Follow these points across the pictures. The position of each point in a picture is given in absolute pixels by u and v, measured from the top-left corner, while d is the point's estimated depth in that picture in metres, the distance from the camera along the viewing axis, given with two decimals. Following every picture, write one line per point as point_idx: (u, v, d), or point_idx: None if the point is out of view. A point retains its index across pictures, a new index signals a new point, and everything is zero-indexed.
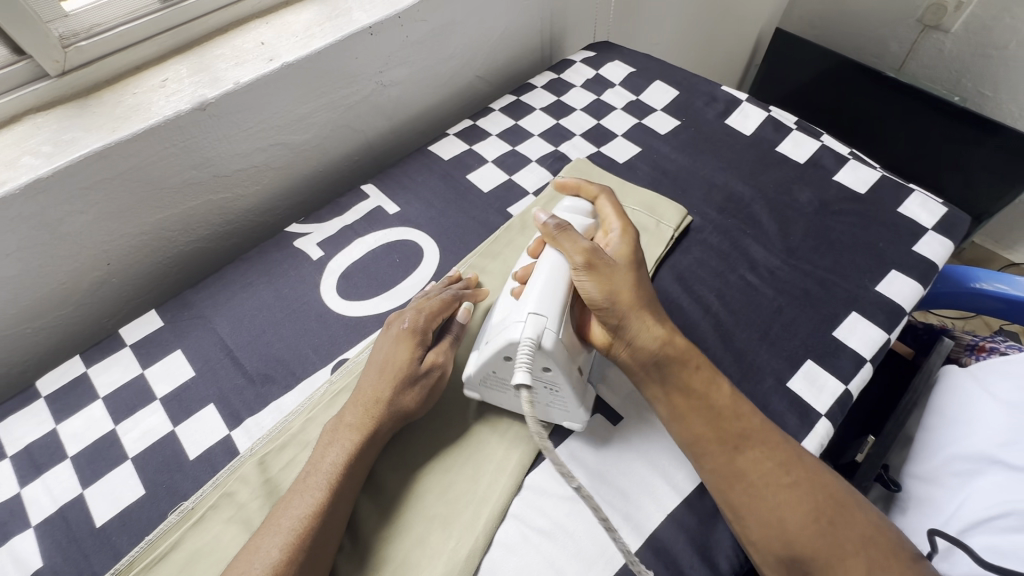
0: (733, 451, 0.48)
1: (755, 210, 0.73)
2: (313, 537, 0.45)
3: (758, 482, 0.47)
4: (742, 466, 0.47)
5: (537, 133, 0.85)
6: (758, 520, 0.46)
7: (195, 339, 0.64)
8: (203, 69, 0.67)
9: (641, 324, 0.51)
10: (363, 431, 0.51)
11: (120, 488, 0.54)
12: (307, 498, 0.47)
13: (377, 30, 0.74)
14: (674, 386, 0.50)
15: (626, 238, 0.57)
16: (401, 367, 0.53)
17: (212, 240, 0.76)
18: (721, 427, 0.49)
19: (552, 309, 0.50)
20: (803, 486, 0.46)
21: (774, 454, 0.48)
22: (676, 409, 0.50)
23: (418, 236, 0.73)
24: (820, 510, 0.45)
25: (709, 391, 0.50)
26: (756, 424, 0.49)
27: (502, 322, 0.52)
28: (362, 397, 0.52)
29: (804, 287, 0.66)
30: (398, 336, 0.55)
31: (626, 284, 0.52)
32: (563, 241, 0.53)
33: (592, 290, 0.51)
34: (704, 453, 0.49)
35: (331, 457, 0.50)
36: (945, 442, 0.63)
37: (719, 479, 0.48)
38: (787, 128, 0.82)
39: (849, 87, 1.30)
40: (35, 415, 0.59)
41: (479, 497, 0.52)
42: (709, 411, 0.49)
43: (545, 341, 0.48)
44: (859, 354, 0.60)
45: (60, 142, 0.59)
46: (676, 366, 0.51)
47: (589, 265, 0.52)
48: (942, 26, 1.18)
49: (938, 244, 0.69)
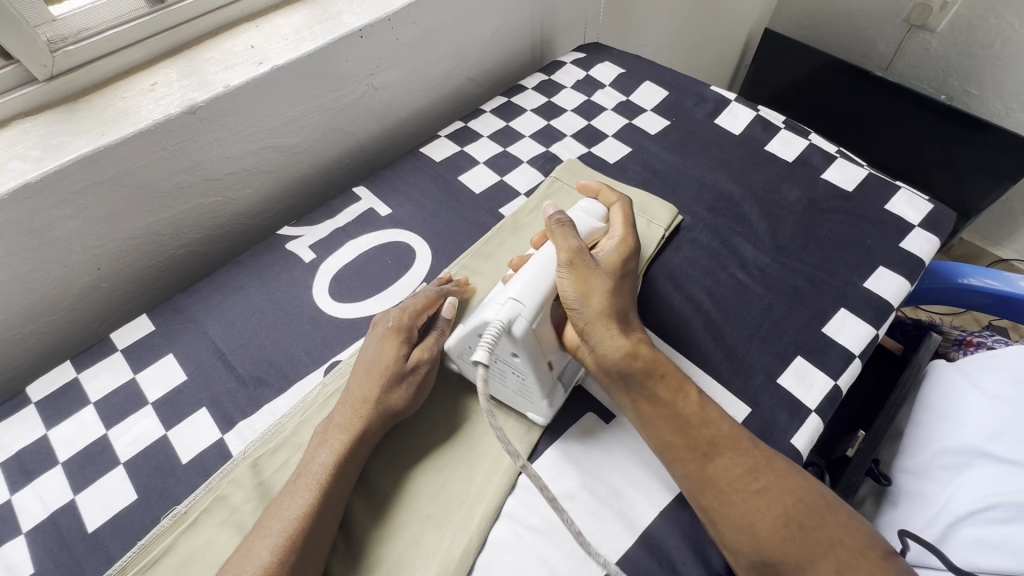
0: (702, 457, 0.47)
1: (745, 209, 0.74)
2: (304, 538, 0.45)
3: (727, 489, 0.46)
4: (712, 473, 0.47)
5: (528, 134, 0.85)
6: (728, 527, 0.45)
7: (186, 343, 0.63)
8: (193, 73, 0.67)
9: (606, 333, 0.52)
10: (351, 430, 0.51)
11: (112, 493, 0.53)
12: (299, 500, 0.47)
13: (367, 33, 0.74)
14: (640, 393, 0.50)
15: (621, 247, 0.58)
16: (387, 365, 0.54)
17: (203, 244, 0.76)
18: (688, 433, 0.48)
19: (531, 299, 0.50)
20: (772, 491, 0.46)
21: (743, 459, 0.47)
22: (642, 414, 0.50)
23: (410, 237, 0.73)
24: (790, 514, 0.44)
25: (676, 400, 0.50)
26: (726, 431, 0.49)
27: (486, 303, 0.53)
28: (349, 397, 0.53)
29: (793, 284, 0.66)
30: (382, 334, 0.56)
31: (604, 289, 0.53)
32: (558, 237, 0.54)
33: (569, 288, 0.52)
34: (672, 459, 0.48)
35: (322, 458, 0.50)
36: (934, 436, 0.64)
37: (689, 486, 0.47)
38: (776, 128, 0.83)
39: (837, 86, 1.32)
40: (26, 421, 0.58)
41: (472, 496, 0.52)
42: (676, 419, 0.49)
43: (515, 326, 0.48)
44: (847, 350, 0.61)
45: (49, 146, 0.59)
46: (642, 375, 0.51)
47: (571, 264, 0.53)
48: (928, 26, 1.19)
49: (924, 240, 0.69)
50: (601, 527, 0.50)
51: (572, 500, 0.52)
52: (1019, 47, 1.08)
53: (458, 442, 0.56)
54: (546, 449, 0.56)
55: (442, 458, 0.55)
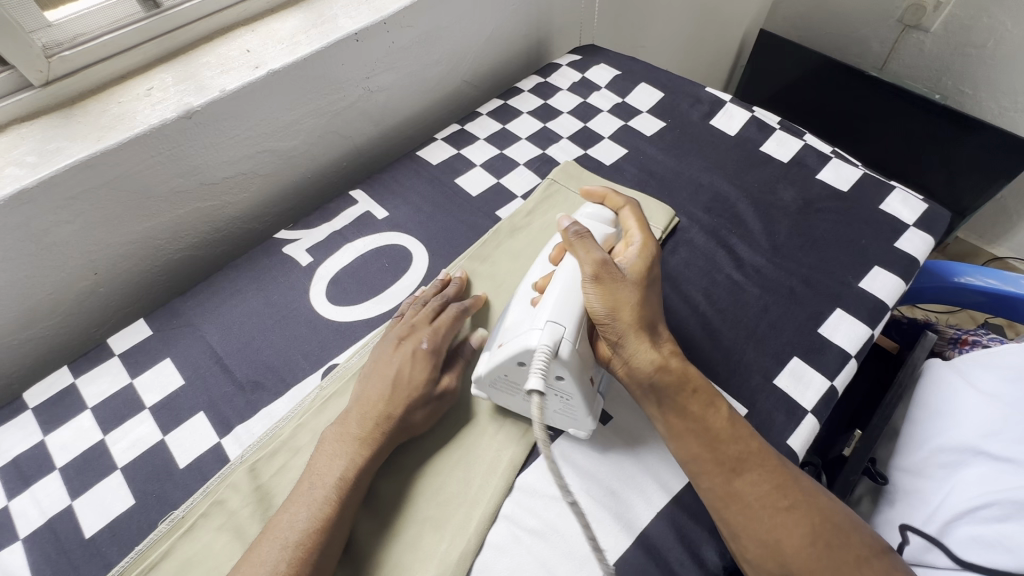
0: (730, 474, 0.47)
1: (741, 209, 0.74)
2: (319, 548, 0.46)
3: (755, 505, 0.46)
4: (739, 488, 0.47)
5: (524, 136, 0.85)
6: (754, 542, 0.46)
7: (184, 347, 0.63)
8: (189, 78, 0.67)
9: (637, 347, 0.50)
10: (368, 443, 0.51)
11: (109, 498, 0.53)
12: (312, 512, 0.47)
13: (363, 36, 0.74)
14: (672, 408, 0.50)
15: (643, 252, 0.56)
16: (416, 389, 0.54)
17: (200, 248, 0.76)
18: (718, 448, 0.48)
19: (569, 321, 0.49)
20: (798, 509, 0.46)
21: (772, 477, 0.47)
22: (670, 428, 0.50)
23: (407, 240, 0.74)
24: (815, 532, 0.45)
25: (707, 415, 0.50)
26: (754, 448, 0.49)
27: (514, 329, 0.52)
28: (368, 408, 0.53)
29: (789, 285, 0.67)
30: (413, 352, 0.56)
31: (634, 301, 0.51)
32: (578, 251, 0.53)
33: (597, 303, 0.50)
34: (699, 474, 0.48)
35: (335, 469, 0.49)
36: (931, 434, 0.64)
37: (714, 499, 0.48)
38: (771, 128, 0.83)
39: (832, 85, 1.32)
40: (22, 426, 0.58)
41: (471, 499, 0.52)
42: (706, 435, 0.49)
43: (561, 349, 0.48)
44: (843, 350, 0.61)
45: (45, 152, 0.59)
46: (672, 390, 0.50)
47: (597, 278, 0.51)
48: (922, 26, 1.20)
49: (919, 240, 0.70)
50: (599, 529, 0.50)
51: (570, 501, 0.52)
52: (1012, 47, 1.09)
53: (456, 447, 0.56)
54: (545, 450, 0.56)
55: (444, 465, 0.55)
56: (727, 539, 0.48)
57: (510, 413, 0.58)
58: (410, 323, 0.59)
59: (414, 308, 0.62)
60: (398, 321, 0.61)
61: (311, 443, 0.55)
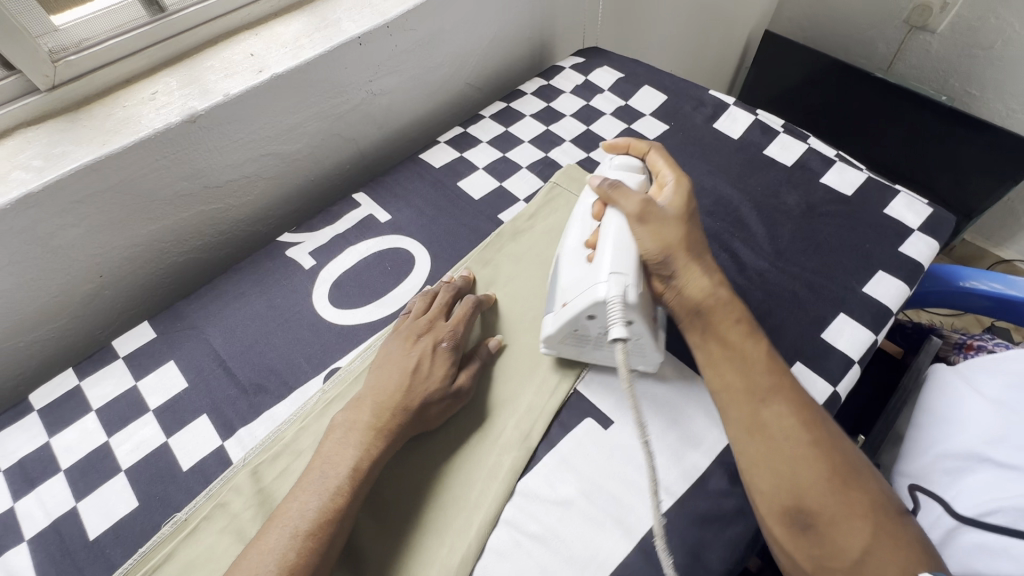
0: (758, 403, 0.49)
1: (744, 213, 0.74)
2: (326, 536, 0.46)
3: (779, 435, 0.47)
4: (766, 418, 0.48)
5: (527, 139, 0.85)
6: (770, 475, 0.46)
7: (188, 349, 0.64)
8: (194, 82, 0.67)
9: (689, 278, 0.54)
10: (381, 434, 0.51)
11: (114, 500, 0.54)
12: (322, 500, 0.47)
13: (366, 40, 0.74)
14: (715, 336, 0.53)
15: (679, 188, 0.59)
16: (435, 387, 0.55)
17: (204, 250, 0.76)
18: (752, 380, 0.50)
19: (630, 268, 0.53)
20: (821, 445, 0.47)
21: (799, 411, 0.49)
22: (710, 358, 0.52)
23: (409, 243, 0.74)
24: (835, 470, 0.46)
25: (746, 346, 0.52)
26: (784, 387, 0.50)
27: (577, 285, 0.56)
28: (386, 398, 0.53)
29: (792, 289, 0.66)
30: (431, 348, 0.57)
31: (679, 236, 0.55)
32: (620, 200, 0.58)
33: (647, 243, 0.54)
34: (728, 403, 0.50)
35: (346, 461, 0.50)
36: (935, 440, 0.64)
37: (738, 431, 0.49)
38: (775, 132, 0.83)
39: (837, 86, 1.32)
40: (28, 428, 0.59)
41: (472, 504, 0.52)
42: (746, 365, 0.51)
43: (629, 297, 0.52)
44: (847, 356, 0.61)
45: (51, 156, 0.59)
46: (718, 318, 0.53)
47: (643, 220, 0.55)
48: (929, 27, 1.19)
49: (924, 244, 0.69)
50: (601, 534, 0.50)
51: (570, 506, 0.52)
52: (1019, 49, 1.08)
53: (456, 453, 0.56)
54: (545, 456, 0.56)
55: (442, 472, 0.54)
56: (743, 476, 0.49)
57: (509, 416, 0.58)
58: (427, 319, 0.60)
59: (424, 301, 0.62)
60: (413, 314, 0.61)
61: (313, 446, 0.55)
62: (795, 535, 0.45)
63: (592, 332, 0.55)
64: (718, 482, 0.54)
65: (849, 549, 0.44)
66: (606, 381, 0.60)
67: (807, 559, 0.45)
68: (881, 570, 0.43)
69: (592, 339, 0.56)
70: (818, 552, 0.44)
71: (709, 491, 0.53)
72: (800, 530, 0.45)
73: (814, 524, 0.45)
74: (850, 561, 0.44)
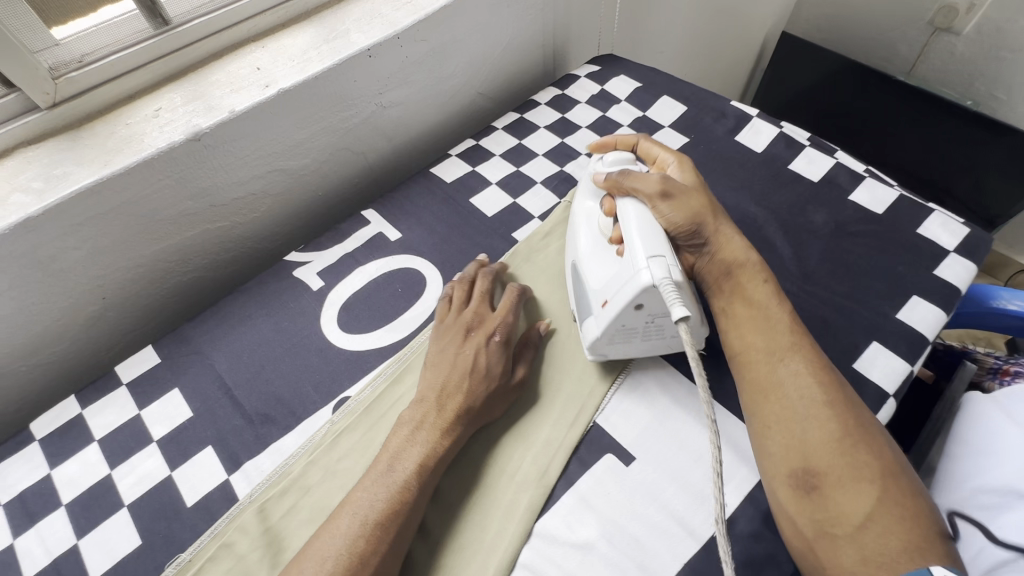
0: (775, 362, 0.52)
1: (769, 232, 0.71)
2: (387, 535, 0.46)
3: (792, 394, 0.50)
4: (781, 377, 0.51)
5: (542, 152, 0.82)
6: (779, 431, 0.49)
7: (193, 376, 0.62)
8: (198, 97, 0.65)
9: (720, 242, 0.58)
10: (447, 428, 0.52)
11: (116, 538, 0.52)
12: (389, 492, 0.48)
13: (376, 52, 0.72)
14: (742, 297, 0.57)
15: (684, 167, 0.63)
16: (499, 380, 0.55)
17: (209, 270, 0.74)
18: (773, 339, 0.54)
19: (665, 247, 0.52)
20: (836, 408, 0.49)
21: (816, 373, 0.51)
22: (735, 319, 0.56)
23: (421, 263, 0.71)
24: (847, 433, 0.47)
25: (769, 305, 0.56)
26: (806, 348, 0.53)
27: (617, 280, 0.54)
28: (449, 394, 0.53)
29: (821, 315, 0.63)
30: (485, 342, 0.56)
31: (701, 204, 0.59)
32: (634, 184, 0.59)
33: (677, 216, 0.57)
34: (748, 363, 0.54)
35: (413, 457, 0.50)
36: (971, 473, 0.60)
37: (754, 389, 0.53)
38: (800, 145, 0.79)
39: (855, 90, 1.26)
40: (29, 459, 0.57)
41: (488, 546, 0.50)
42: (768, 323, 0.55)
43: (675, 276, 0.50)
44: (881, 388, 0.58)
45: (52, 177, 0.57)
46: (744, 280, 0.57)
47: (666, 195, 0.57)
48: (954, 29, 1.14)
49: (961, 267, 0.66)
50: None
51: (590, 550, 0.50)
52: None
53: (483, 476, 0.54)
54: (563, 494, 0.53)
55: (480, 480, 0.54)
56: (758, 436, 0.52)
57: (527, 447, 0.55)
58: (474, 312, 0.59)
59: (463, 292, 0.61)
60: (456, 307, 0.60)
61: (323, 481, 0.53)
62: (798, 496, 0.47)
63: (640, 323, 0.54)
64: (747, 524, 0.51)
65: (851, 514, 0.44)
66: (627, 413, 0.58)
67: (809, 523, 0.46)
68: (882, 539, 0.43)
69: (639, 329, 0.55)
70: (820, 514, 0.45)
71: (739, 533, 0.50)
72: (805, 491, 0.47)
73: (818, 485, 0.46)
74: (851, 526, 0.44)
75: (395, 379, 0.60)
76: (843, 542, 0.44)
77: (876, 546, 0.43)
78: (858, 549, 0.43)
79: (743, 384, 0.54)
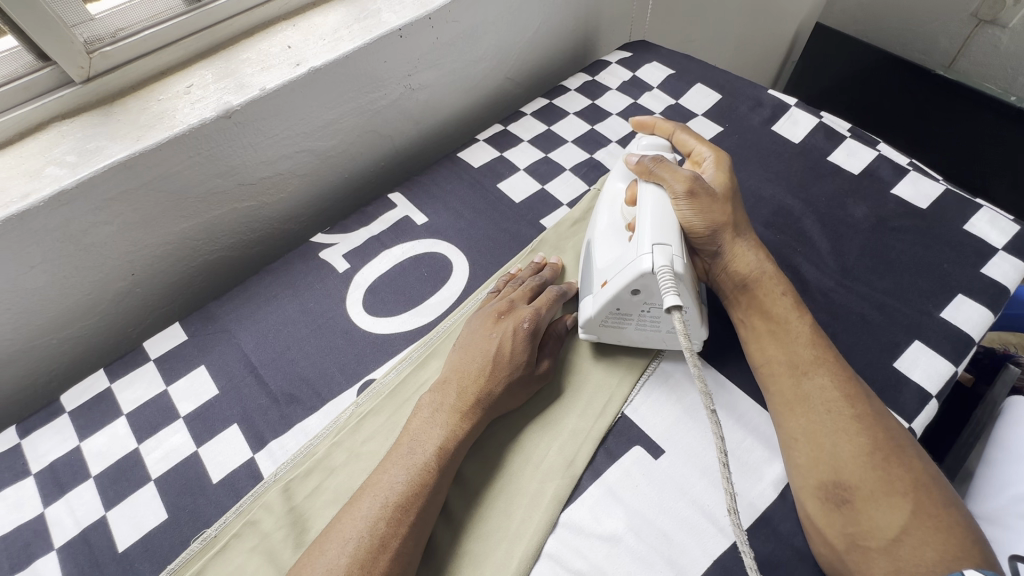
0: (799, 375, 0.51)
1: (806, 225, 0.69)
2: (405, 518, 0.45)
3: (820, 407, 0.49)
4: (807, 391, 0.50)
5: (571, 139, 0.81)
6: (807, 445, 0.48)
7: (218, 355, 0.62)
8: (229, 74, 0.65)
9: (734, 252, 0.57)
10: (467, 412, 0.51)
11: (142, 512, 0.52)
12: (409, 474, 0.47)
13: (407, 32, 0.71)
14: (756, 309, 0.56)
15: (720, 165, 0.61)
16: (519, 370, 0.53)
17: (235, 249, 0.74)
18: (795, 353, 0.52)
19: (671, 237, 0.51)
20: (864, 423, 0.48)
21: (842, 385, 0.50)
22: (755, 331, 0.55)
23: (446, 248, 0.70)
24: (878, 447, 0.46)
25: (790, 318, 0.54)
26: (830, 360, 0.52)
27: (621, 260, 0.53)
28: (469, 381, 0.52)
29: (860, 312, 0.61)
30: (513, 329, 0.54)
31: (724, 212, 0.56)
32: (664, 174, 0.56)
33: (694, 217, 0.55)
34: (771, 376, 0.53)
35: (434, 439, 0.49)
36: (1010, 480, 0.56)
37: (781, 401, 0.51)
38: (840, 136, 0.77)
39: (889, 82, 1.21)
40: (58, 431, 0.58)
41: (513, 536, 0.49)
42: (788, 333, 0.53)
43: (676, 266, 0.49)
44: (922, 388, 0.55)
45: (85, 151, 0.57)
46: (760, 292, 0.56)
47: (690, 195, 0.55)
48: (999, 21, 1.08)
49: (1009, 266, 0.63)
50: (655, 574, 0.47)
51: (618, 543, 0.48)
52: None
53: (508, 460, 0.53)
54: (590, 486, 0.52)
55: (500, 470, 0.53)
56: (782, 450, 0.50)
57: (552, 437, 0.54)
58: (510, 302, 0.58)
59: (514, 287, 0.61)
60: (494, 298, 0.60)
61: (347, 462, 0.53)
62: (827, 510, 0.46)
63: (636, 312, 0.53)
64: (781, 523, 0.49)
65: (883, 527, 0.44)
66: (655, 406, 0.56)
67: (839, 536, 0.45)
68: (918, 552, 0.42)
69: (634, 317, 0.54)
70: (851, 528, 0.44)
71: (772, 531, 0.49)
72: (834, 505, 0.46)
73: (850, 499, 0.45)
74: (886, 539, 0.43)
75: (420, 364, 0.60)
76: (876, 555, 0.43)
77: (910, 558, 0.42)
78: (892, 561, 0.43)
79: (767, 395, 0.53)
